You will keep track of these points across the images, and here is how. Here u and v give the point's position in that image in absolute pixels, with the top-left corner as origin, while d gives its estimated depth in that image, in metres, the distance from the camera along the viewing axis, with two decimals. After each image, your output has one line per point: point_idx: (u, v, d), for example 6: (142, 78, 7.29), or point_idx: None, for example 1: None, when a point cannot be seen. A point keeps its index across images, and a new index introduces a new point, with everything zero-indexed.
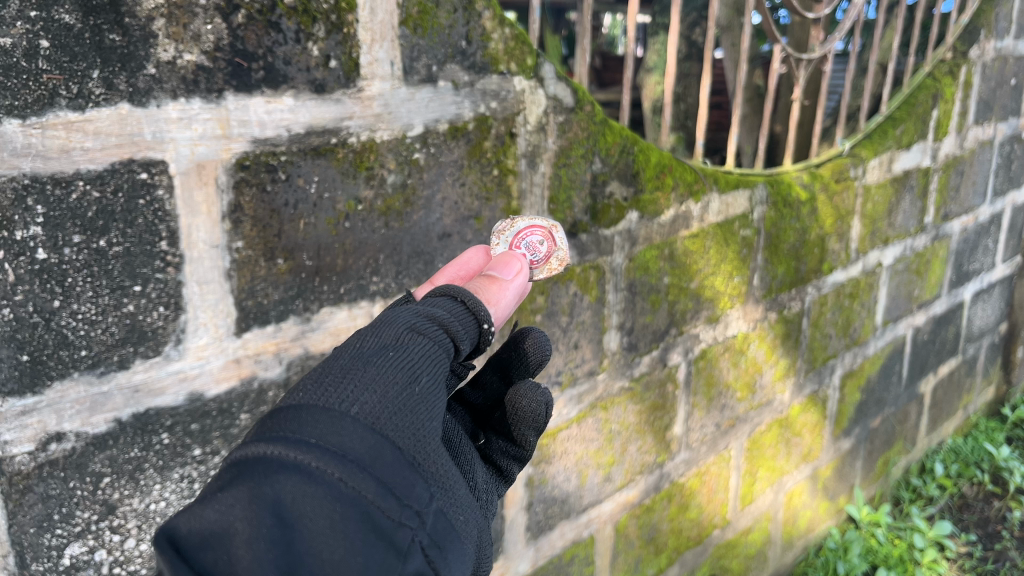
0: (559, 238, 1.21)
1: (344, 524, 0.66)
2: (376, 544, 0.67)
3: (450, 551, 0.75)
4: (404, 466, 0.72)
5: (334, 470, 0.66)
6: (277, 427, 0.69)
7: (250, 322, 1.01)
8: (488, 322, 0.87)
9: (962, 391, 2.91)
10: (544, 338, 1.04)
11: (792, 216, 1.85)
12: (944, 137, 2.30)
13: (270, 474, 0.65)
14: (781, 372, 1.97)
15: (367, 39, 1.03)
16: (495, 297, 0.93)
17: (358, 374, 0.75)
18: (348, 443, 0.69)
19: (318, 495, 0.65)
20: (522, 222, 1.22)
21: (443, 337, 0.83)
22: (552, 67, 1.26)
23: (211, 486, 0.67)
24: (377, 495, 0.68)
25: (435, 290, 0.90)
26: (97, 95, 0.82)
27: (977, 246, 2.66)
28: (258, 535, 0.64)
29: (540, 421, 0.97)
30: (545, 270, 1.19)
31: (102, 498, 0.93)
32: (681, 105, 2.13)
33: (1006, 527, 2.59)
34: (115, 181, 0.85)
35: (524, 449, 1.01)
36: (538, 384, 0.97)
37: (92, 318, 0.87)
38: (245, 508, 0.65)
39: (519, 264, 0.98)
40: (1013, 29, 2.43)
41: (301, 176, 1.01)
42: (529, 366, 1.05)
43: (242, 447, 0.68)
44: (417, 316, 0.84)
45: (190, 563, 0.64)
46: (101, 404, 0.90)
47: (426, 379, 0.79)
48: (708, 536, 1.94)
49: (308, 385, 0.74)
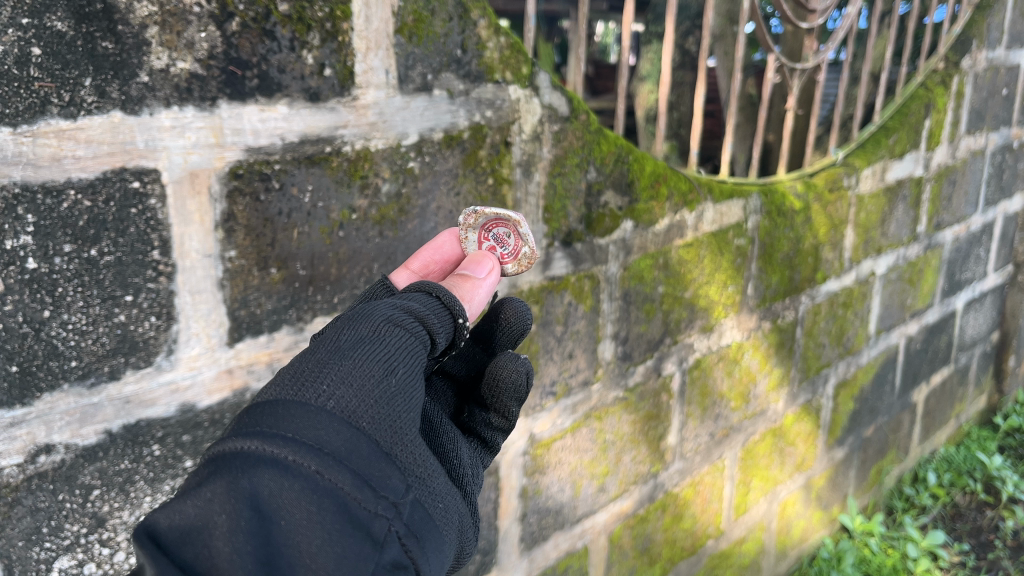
0: (528, 232, 1.11)
1: (321, 515, 0.67)
2: (353, 534, 0.68)
3: (428, 541, 0.75)
4: (380, 457, 0.73)
5: (311, 462, 0.67)
6: (253, 422, 0.69)
7: (243, 333, 1.01)
8: (463, 317, 0.89)
9: (954, 400, 2.91)
10: (525, 308, 1.05)
11: (786, 225, 1.85)
12: (936, 146, 2.31)
13: (247, 468, 0.66)
14: (776, 382, 1.97)
15: (362, 48, 1.02)
16: (469, 294, 0.95)
17: (334, 368, 0.75)
18: (325, 436, 0.69)
19: (295, 488, 0.66)
20: (488, 213, 1.10)
21: (419, 329, 0.83)
22: (547, 76, 1.26)
23: (187, 483, 0.67)
24: (354, 487, 0.69)
25: (411, 284, 0.91)
26: (89, 103, 0.81)
27: (969, 256, 2.67)
28: (237, 528, 0.65)
29: (520, 392, 0.97)
30: (514, 265, 1.12)
31: (92, 511, 0.92)
32: (674, 113, 2.13)
33: (999, 536, 2.60)
34: (107, 189, 0.84)
35: (506, 419, 1.00)
36: (518, 354, 0.99)
37: (82, 328, 0.86)
38: (223, 502, 0.65)
39: (491, 262, 1.00)
40: (1004, 39, 2.45)
41: (295, 184, 1.00)
42: (509, 334, 1.06)
43: (218, 442, 0.68)
44: (395, 309, 0.84)
45: (170, 558, 0.64)
46: (91, 415, 0.89)
47: (402, 371, 0.79)
48: (703, 546, 1.93)
49: (283, 379, 0.74)
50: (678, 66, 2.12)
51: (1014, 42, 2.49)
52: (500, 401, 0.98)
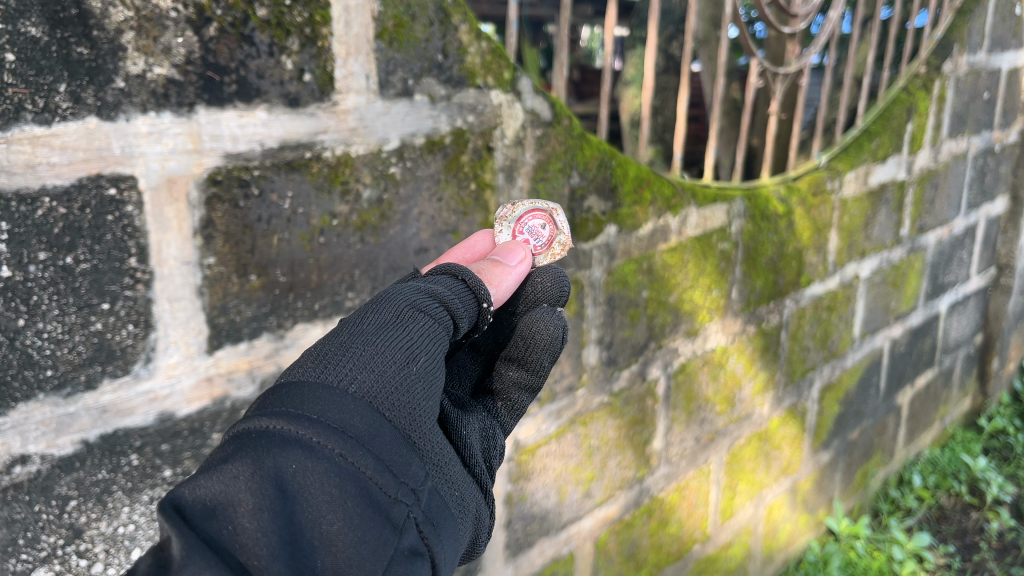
0: (562, 221, 1.21)
1: (343, 497, 0.70)
2: (374, 519, 0.71)
3: (444, 529, 0.79)
4: (401, 444, 0.75)
5: (334, 445, 0.70)
6: (277, 404, 0.72)
7: (222, 340, 1.00)
8: (487, 301, 0.93)
9: (939, 403, 2.92)
10: (563, 274, 1.09)
11: (770, 229, 1.85)
12: (919, 150, 2.32)
13: (273, 448, 0.68)
14: (760, 386, 1.97)
15: (342, 53, 1.02)
16: (498, 279, 0.99)
17: (357, 353, 0.78)
18: (347, 420, 0.72)
19: (319, 470, 0.69)
20: (523, 206, 1.20)
21: (444, 314, 0.87)
22: (530, 81, 1.26)
23: (212, 461, 0.69)
24: (375, 471, 0.72)
25: (438, 268, 0.96)
26: (64, 109, 0.81)
27: (952, 259, 2.69)
28: (262, 506, 0.66)
29: (554, 345, 1.02)
30: (547, 255, 1.21)
31: (69, 522, 0.91)
32: (659, 118, 2.15)
33: (984, 538, 2.62)
34: (82, 197, 0.84)
35: (535, 375, 1.03)
36: (553, 309, 1.05)
37: (58, 337, 0.85)
38: (248, 480, 0.67)
39: (523, 252, 1.05)
40: (985, 43, 2.46)
41: (274, 191, 0.99)
42: (548, 295, 1.08)
43: (244, 421, 0.70)
44: (419, 292, 0.88)
45: (195, 532, 0.65)
46: (68, 425, 0.88)
47: (424, 359, 0.83)
48: (689, 551, 1.93)
49: (308, 361, 0.77)
50: (662, 72, 2.13)
51: (995, 46, 2.51)
52: (532, 358, 1.02)
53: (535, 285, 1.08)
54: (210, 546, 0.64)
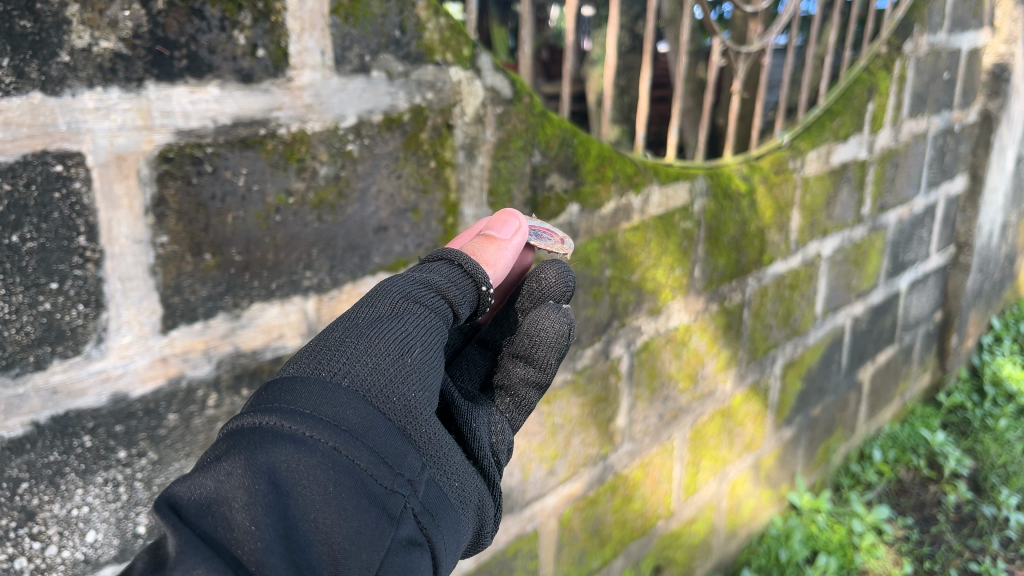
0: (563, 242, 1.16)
1: (338, 490, 0.69)
2: (370, 510, 0.71)
3: (443, 519, 0.79)
4: (395, 435, 0.76)
5: (328, 439, 0.70)
6: (271, 399, 0.72)
7: (177, 320, 0.98)
8: (486, 285, 0.95)
9: (899, 379, 2.97)
10: (567, 268, 1.11)
11: (732, 207, 1.86)
12: (880, 130, 2.34)
13: (266, 443, 0.68)
14: (723, 363, 1.99)
15: (296, 28, 1.00)
16: (494, 259, 1.00)
17: (351, 346, 0.79)
18: (341, 413, 0.72)
19: (312, 464, 0.69)
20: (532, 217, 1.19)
21: (440, 303, 0.90)
22: (489, 58, 1.25)
23: (205, 460, 0.69)
24: (370, 463, 0.72)
25: (436, 252, 0.97)
26: (7, 84, 0.79)
27: (913, 237, 2.73)
28: (256, 500, 0.66)
29: (561, 342, 1.03)
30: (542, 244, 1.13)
31: (20, 504, 0.89)
32: (624, 98, 2.15)
33: (942, 510, 2.68)
34: (28, 173, 0.82)
35: (542, 373, 1.03)
36: (559, 307, 1.06)
37: (5, 317, 0.83)
38: (241, 476, 0.66)
39: (517, 222, 1.03)
40: (945, 23, 2.48)
41: (228, 168, 0.98)
42: (555, 291, 1.10)
43: (237, 419, 0.70)
44: (414, 284, 0.90)
45: (191, 529, 0.64)
46: (17, 406, 0.86)
47: (419, 349, 0.84)
48: (653, 527, 1.95)
49: (303, 358, 0.77)
50: (627, 52, 2.13)
51: (955, 26, 2.53)
52: (539, 356, 1.02)
53: (541, 280, 1.10)
54: (207, 542, 0.63)
